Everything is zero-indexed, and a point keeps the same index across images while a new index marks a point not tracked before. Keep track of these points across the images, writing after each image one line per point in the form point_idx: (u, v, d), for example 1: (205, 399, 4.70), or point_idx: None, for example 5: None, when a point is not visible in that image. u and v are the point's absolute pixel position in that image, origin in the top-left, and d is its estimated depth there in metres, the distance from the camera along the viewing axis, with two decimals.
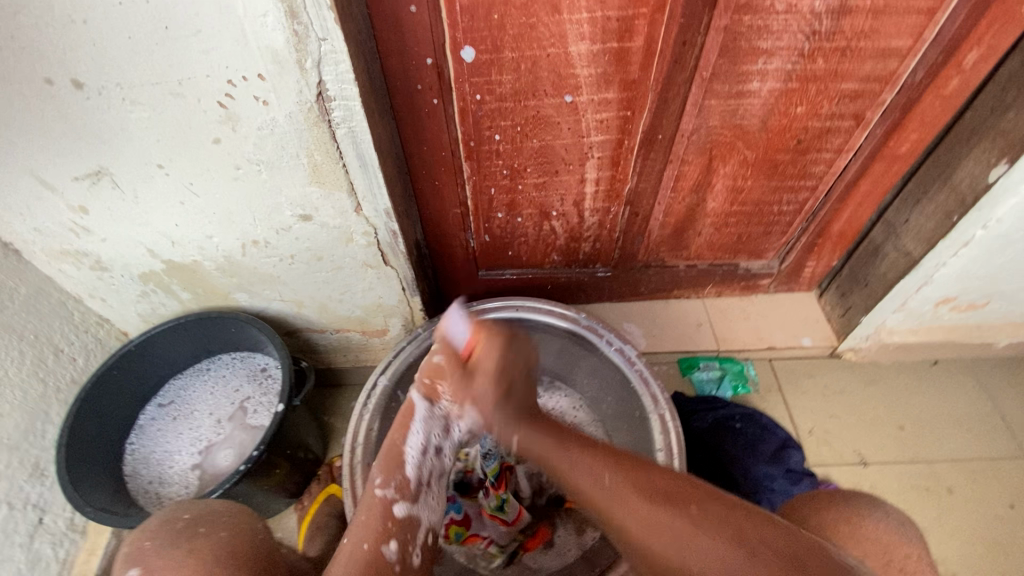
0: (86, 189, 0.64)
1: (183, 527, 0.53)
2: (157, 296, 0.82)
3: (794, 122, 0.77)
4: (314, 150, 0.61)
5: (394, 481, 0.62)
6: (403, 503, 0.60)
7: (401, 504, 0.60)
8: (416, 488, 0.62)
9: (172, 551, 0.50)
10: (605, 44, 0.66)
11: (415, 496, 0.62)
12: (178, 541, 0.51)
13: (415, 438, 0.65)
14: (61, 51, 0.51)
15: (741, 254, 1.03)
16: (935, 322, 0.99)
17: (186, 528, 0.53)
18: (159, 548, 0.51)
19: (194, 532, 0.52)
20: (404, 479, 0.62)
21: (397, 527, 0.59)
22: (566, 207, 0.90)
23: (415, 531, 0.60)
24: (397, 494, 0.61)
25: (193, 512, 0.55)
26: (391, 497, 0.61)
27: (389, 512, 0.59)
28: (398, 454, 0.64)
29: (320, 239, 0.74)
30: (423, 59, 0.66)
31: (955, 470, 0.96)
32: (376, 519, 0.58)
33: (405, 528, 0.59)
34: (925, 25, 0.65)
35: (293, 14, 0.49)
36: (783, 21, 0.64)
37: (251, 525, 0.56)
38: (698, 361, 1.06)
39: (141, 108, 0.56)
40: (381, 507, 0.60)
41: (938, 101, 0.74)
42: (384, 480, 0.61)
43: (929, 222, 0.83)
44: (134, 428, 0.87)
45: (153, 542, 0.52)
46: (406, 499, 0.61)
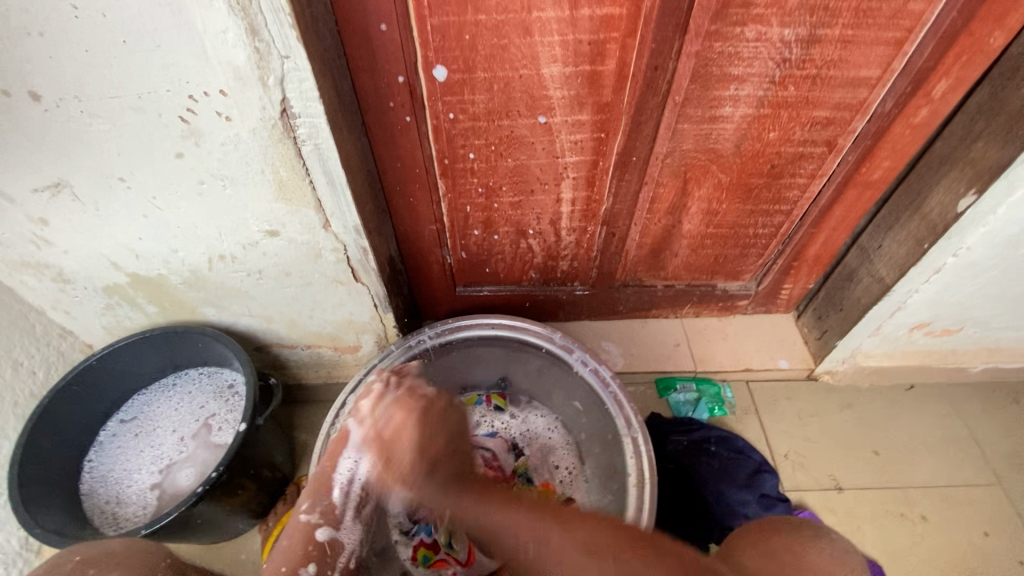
0: (46, 201, 0.63)
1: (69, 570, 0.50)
2: (122, 309, 0.80)
3: (767, 147, 0.77)
4: (280, 166, 0.61)
5: (319, 505, 0.61)
6: (325, 527, 0.60)
7: (324, 528, 0.59)
8: (342, 513, 0.61)
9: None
10: (577, 67, 0.66)
11: (338, 521, 0.60)
12: None
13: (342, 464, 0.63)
14: (16, 63, 0.49)
15: (718, 275, 1.03)
16: (910, 346, 0.99)
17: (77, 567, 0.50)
18: None
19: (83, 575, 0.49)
20: (328, 504, 0.61)
21: (318, 551, 0.58)
22: (542, 226, 0.89)
23: (336, 556, 0.59)
24: (320, 518, 0.60)
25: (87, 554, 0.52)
26: (315, 521, 0.60)
27: (309, 536, 0.59)
28: (327, 480, 0.63)
29: (288, 256, 0.73)
30: (395, 77, 0.66)
31: (931, 496, 0.95)
32: (298, 542, 0.58)
33: (326, 552, 0.59)
34: (893, 55, 0.66)
35: (254, 31, 0.49)
36: (753, 49, 0.64)
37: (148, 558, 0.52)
38: (675, 383, 1.05)
39: (101, 121, 0.55)
40: (304, 529, 0.59)
41: (909, 130, 0.75)
42: (310, 503, 0.61)
43: (901, 248, 0.83)
44: (93, 445, 0.84)
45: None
46: (330, 524, 0.60)
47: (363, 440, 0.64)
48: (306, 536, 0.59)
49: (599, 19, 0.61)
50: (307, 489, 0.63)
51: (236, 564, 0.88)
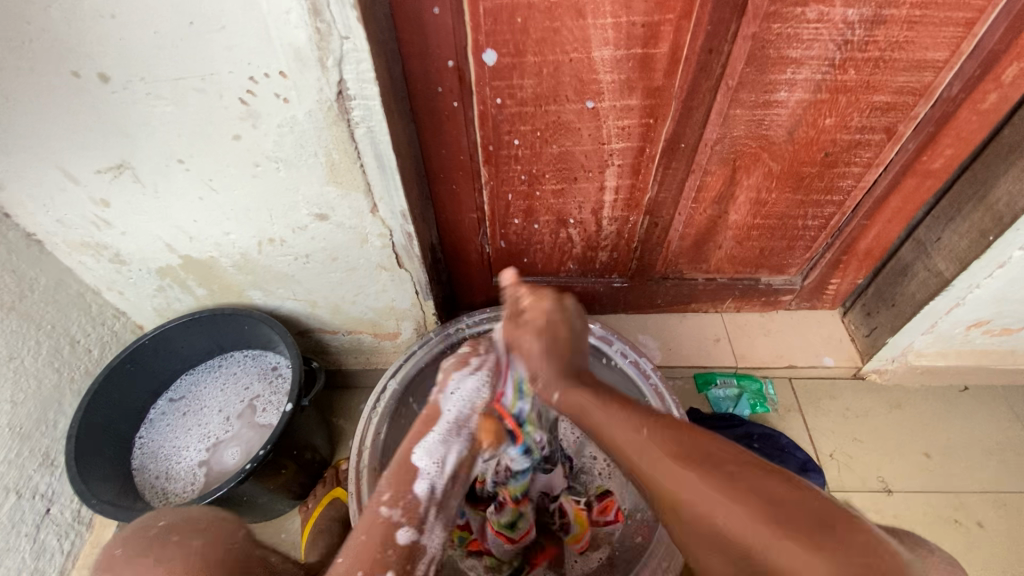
0: (107, 182, 0.65)
1: (155, 533, 0.49)
2: (173, 291, 0.83)
3: (822, 134, 0.75)
4: (333, 149, 0.61)
5: (401, 502, 0.56)
6: (408, 529, 0.54)
7: (406, 530, 0.54)
8: (425, 512, 0.57)
9: (139, 559, 0.47)
10: (629, 50, 0.65)
11: (421, 523, 0.55)
12: (149, 549, 0.48)
13: (427, 445, 0.61)
14: (88, 45, 0.51)
15: (762, 268, 1.01)
16: (966, 346, 0.95)
17: (158, 534, 0.49)
18: (128, 556, 0.48)
19: (166, 539, 0.49)
20: (413, 500, 0.57)
21: (400, 558, 0.52)
22: (584, 215, 0.88)
23: (416, 562, 0.53)
24: (403, 518, 0.55)
25: (170, 518, 0.51)
26: (396, 520, 0.55)
27: (388, 538, 0.53)
28: (408, 469, 0.59)
29: (335, 240, 0.74)
30: (445, 61, 0.66)
31: (985, 501, 0.91)
32: (374, 542, 0.53)
33: (407, 558, 0.53)
34: (963, 36, 0.63)
35: (316, 12, 0.49)
36: (814, 30, 0.62)
37: (230, 528, 0.51)
38: (715, 378, 1.04)
39: (164, 103, 0.56)
40: (382, 530, 0.54)
41: (975, 116, 0.71)
42: (392, 497, 0.56)
43: (962, 241, 0.80)
44: (144, 422, 0.86)
45: (125, 548, 0.49)
46: (412, 525, 0.55)
47: (454, 422, 0.63)
48: (383, 540, 0.53)
49: (654, 0, 0.60)
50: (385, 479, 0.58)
51: (276, 544, 0.89)
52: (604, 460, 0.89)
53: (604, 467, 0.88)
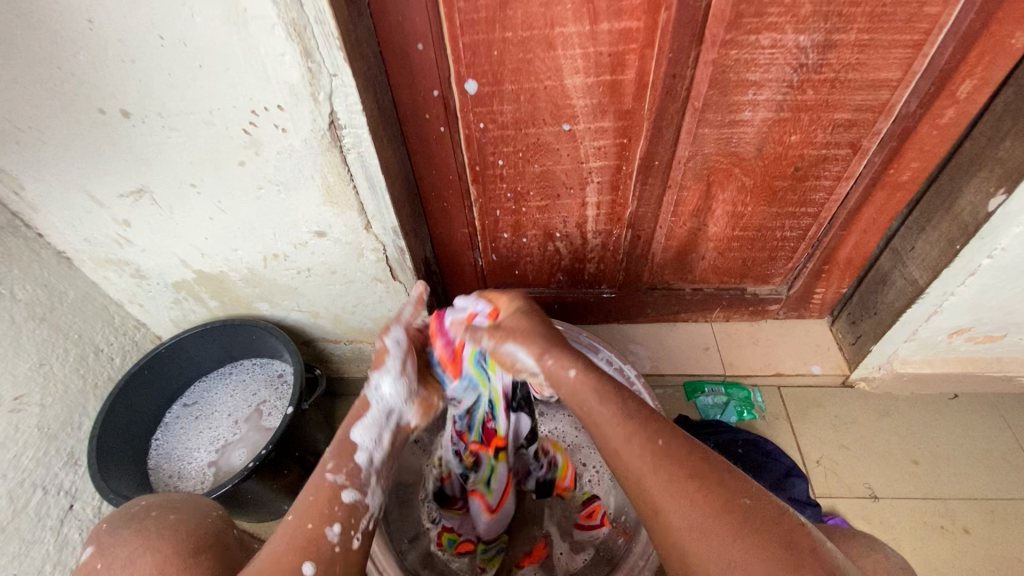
0: (129, 205, 0.72)
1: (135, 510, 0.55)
2: (188, 303, 0.90)
3: (789, 150, 0.79)
4: (327, 172, 0.68)
5: (345, 467, 0.58)
6: (352, 490, 0.57)
7: (350, 492, 0.57)
8: (367, 477, 0.59)
9: (122, 531, 0.53)
10: (598, 77, 0.70)
11: (363, 485, 0.58)
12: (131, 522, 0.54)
13: (364, 424, 0.62)
14: (113, 86, 0.58)
15: (747, 278, 1.04)
16: (951, 353, 0.97)
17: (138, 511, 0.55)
18: (112, 530, 0.53)
19: (147, 515, 0.54)
20: (355, 467, 0.59)
21: (344, 512, 0.55)
22: (569, 228, 0.93)
23: (360, 516, 0.55)
24: (346, 480, 0.57)
25: (151, 499, 0.57)
26: (340, 482, 0.57)
27: (336, 496, 0.56)
28: (347, 443, 0.60)
29: (334, 254, 0.80)
30: (430, 91, 0.72)
31: (973, 508, 0.92)
32: (325, 500, 0.55)
33: (352, 514, 0.55)
34: (913, 56, 0.67)
35: (307, 53, 0.55)
36: (769, 55, 0.67)
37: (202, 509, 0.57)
38: (703, 386, 1.07)
39: (177, 134, 0.63)
40: (329, 491, 0.56)
41: (936, 130, 0.75)
42: (336, 464, 0.58)
43: (933, 250, 0.82)
44: (159, 425, 0.93)
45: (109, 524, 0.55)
46: (355, 486, 0.57)
47: (387, 402, 0.64)
48: (330, 496, 0.55)
49: (617, 32, 0.65)
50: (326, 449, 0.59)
51: None
52: (594, 467, 0.88)
53: (594, 473, 0.87)
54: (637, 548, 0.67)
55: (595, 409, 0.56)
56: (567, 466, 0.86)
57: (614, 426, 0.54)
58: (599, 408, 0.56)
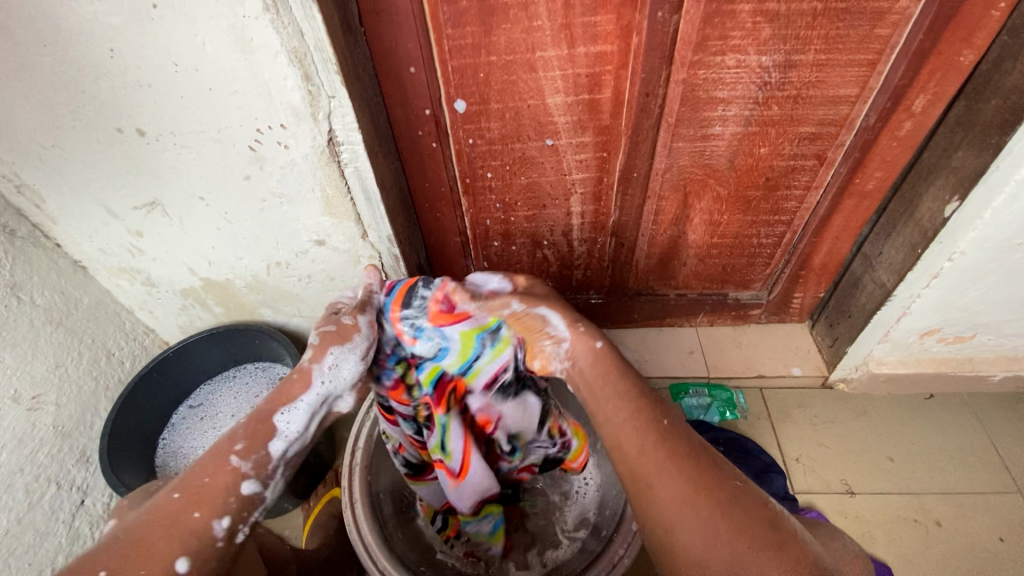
0: (142, 216, 0.78)
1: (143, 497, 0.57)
2: (195, 309, 0.95)
3: (760, 161, 0.84)
4: (326, 185, 0.73)
5: (255, 455, 0.54)
6: (252, 482, 0.54)
7: (250, 483, 0.53)
8: (274, 468, 0.56)
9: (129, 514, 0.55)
10: (577, 96, 0.76)
11: (268, 479, 0.55)
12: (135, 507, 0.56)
13: (295, 408, 0.58)
14: (130, 108, 0.64)
15: (728, 284, 1.09)
16: (923, 354, 1.01)
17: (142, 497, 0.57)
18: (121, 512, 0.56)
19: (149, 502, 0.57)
20: (265, 456, 0.55)
21: (237, 505, 0.52)
22: (556, 237, 0.98)
23: (252, 510, 0.53)
24: (251, 471, 0.54)
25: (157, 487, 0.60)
26: (244, 471, 0.54)
27: (234, 488, 0.53)
28: (267, 426, 0.57)
29: (332, 262, 0.85)
30: (422, 110, 0.78)
31: (947, 503, 0.95)
32: (219, 491, 0.52)
33: (246, 507, 0.53)
34: (868, 75, 0.72)
35: (308, 77, 0.61)
36: (734, 74, 0.72)
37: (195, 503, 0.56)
38: (687, 388, 1.11)
39: (188, 151, 0.69)
40: (229, 478, 0.53)
41: (895, 142, 0.80)
42: (244, 448, 0.54)
43: (898, 254, 0.87)
44: (166, 426, 0.97)
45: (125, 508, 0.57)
46: (258, 478, 0.54)
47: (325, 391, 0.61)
48: (227, 486, 0.52)
49: (593, 55, 0.71)
50: (237, 428, 0.56)
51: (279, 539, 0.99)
52: (583, 478, 0.86)
53: (582, 484, 0.86)
54: (618, 538, 0.71)
55: (598, 389, 0.58)
56: (579, 453, 0.81)
57: (613, 404, 0.56)
58: (602, 389, 0.58)
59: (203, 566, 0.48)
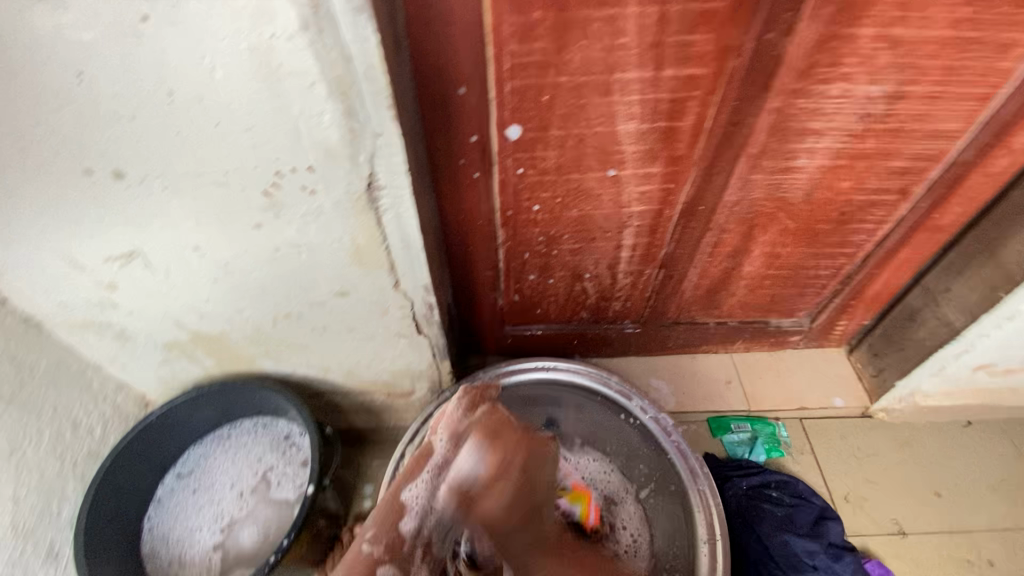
0: (117, 268, 0.62)
1: None
2: (179, 362, 0.80)
3: (838, 195, 0.75)
4: (357, 233, 0.59)
5: (385, 539, 0.52)
6: (389, 573, 0.50)
7: (385, 573, 0.50)
8: (411, 551, 0.53)
9: None
10: (654, 124, 0.64)
11: (405, 565, 0.51)
12: None
13: (419, 485, 0.55)
14: (105, 145, 0.48)
15: (772, 312, 1.02)
16: (970, 385, 0.98)
17: None
18: None
19: None
20: (397, 538, 0.53)
21: None
22: (599, 270, 0.88)
23: None
24: (385, 556, 0.51)
25: None
26: (379, 558, 0.51)
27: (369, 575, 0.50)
28: (397, 505, 0.55)
29: (354, 313, 0.71)
30: (467, 136, 0.64)
31: (995, 540, 0.93)
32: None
33: None
34: (980, 107, 0.64)
35: (350, 113, 0.47)
36: (836, 104, 0.63)
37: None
38: (729, 423, 1.03)
39: (182, 196, 0.54)
40: (364, 568, 0.50)
41: (986, 178, 0.73)
42: (374, 536, 0.53)
43: (972, 293, 0.81)
44: (151, 502, 0.82)
45: None
46: (395, 565, 0.51)
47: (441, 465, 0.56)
48: None
49: (681, 79, 0.59)
50: (373, 517, 0.54)
51: None
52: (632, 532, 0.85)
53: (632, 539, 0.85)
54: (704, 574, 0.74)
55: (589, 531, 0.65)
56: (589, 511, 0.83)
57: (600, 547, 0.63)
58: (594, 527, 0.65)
59: None
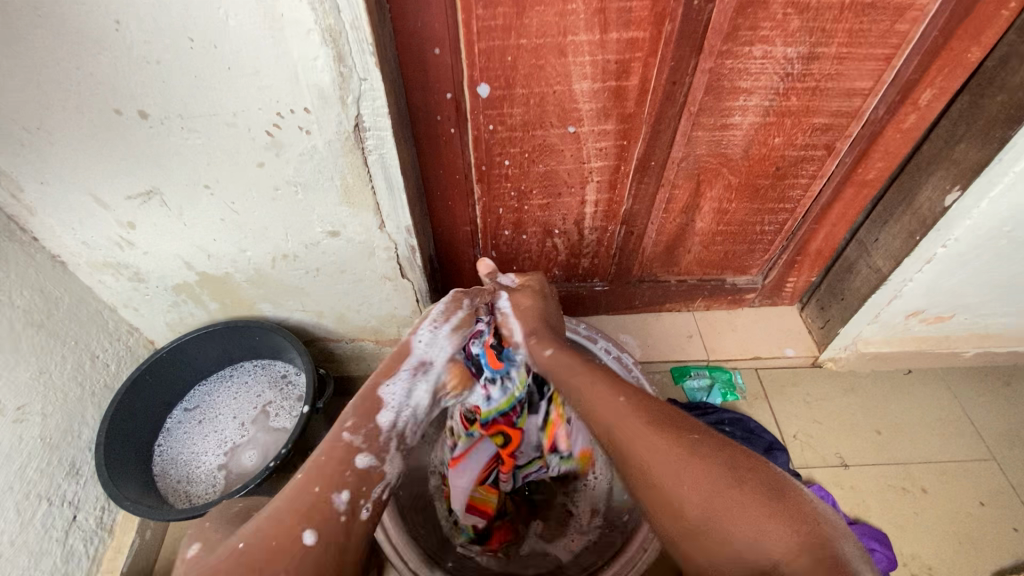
0: (136, 206, 0.71)
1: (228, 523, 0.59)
2: (187, 306, 0.88)
3: (773, 151, 0.86)
4: (347, 173, 0.69)
5: (363, 429, 0.64)
6: (366, 455, 0.62)
7: (365, 455, 0.62)
8: (385, 442, 0.65)
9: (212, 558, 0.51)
10: (604, 83, 0.74)
11: (381, 450, 0.64)
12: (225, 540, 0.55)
13: (393, 385, 0.69)
14: (134, 88, 0.58)
15: (728, 270, 1.12)
16: (906, 333, 1.07)
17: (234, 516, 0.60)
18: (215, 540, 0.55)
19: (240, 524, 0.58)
20: (373, 429, 0.65)
21: (354, 475, 0.59)
22: (567, 225, 0.98)
23: (371, 485, 0.60)
24: (363, 443, 0.62)
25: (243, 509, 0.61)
26: (358, 443, 0.62)
27: (350, 461, 0.60)
28: (375, 400, 0.67)
29: (344, 254, 0.81)
30: (443, 94, 0.74)
31: (928, 470, 1.03)
32: (335, 467, 0.59)
33: (363, 480, 0.60)
34: (884, 68, 0.74)
35: (340, 58, 0.57)
36: (760, 65, 0.73)
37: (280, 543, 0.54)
38: (690, 370, 1.13)
39: (197, 136, 0.63)
40: (343, 451, 0.61)
41: (899, 134, 0.83)
42: (353, 425, 0.64)
43: (895, 241, 0.91)
44: (162, 431, 0.91)
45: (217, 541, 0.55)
46: (372, 452, 0.63)
47: (420, 361, 0.72)
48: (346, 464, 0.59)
49: (625, 41, 0.69)
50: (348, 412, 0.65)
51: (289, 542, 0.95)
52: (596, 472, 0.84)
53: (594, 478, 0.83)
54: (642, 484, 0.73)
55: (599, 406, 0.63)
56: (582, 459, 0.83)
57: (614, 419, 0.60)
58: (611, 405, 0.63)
59: (329, 533, 0.53)
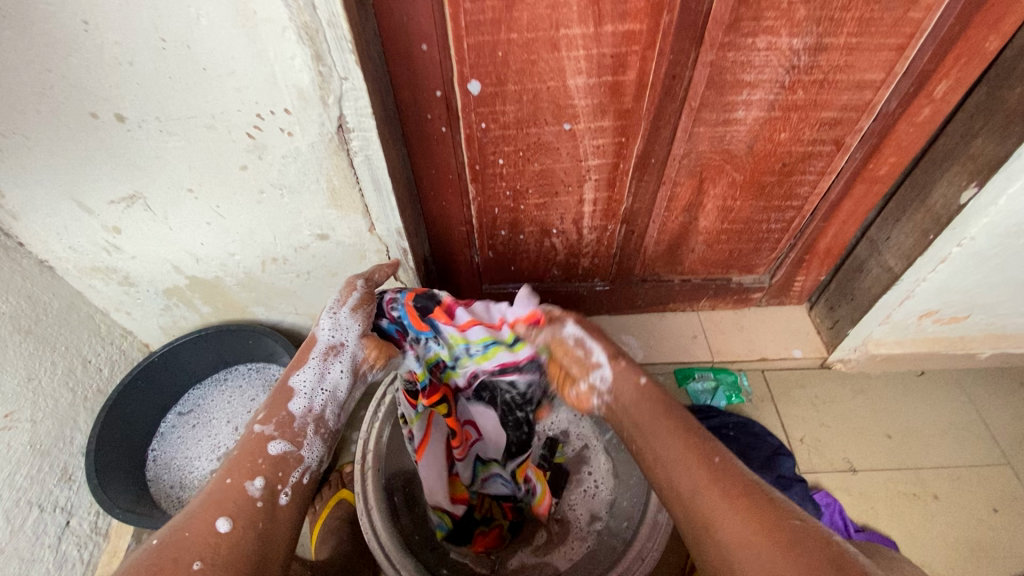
0: (120, 211, 0.70)
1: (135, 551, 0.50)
2: (179, 309, 0.87)
3: (778, 147, 0.82)
4: (333, 175, 0.67)
5: (275, 417, 0.57)
6: (279, 441, 0.55)
7: (277, 442, 0.55)
8: (302, 425, 0.58)
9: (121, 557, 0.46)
10: (600, 78, 0.71)
11: (296, 435, 0.56)
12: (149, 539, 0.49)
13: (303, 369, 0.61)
14: (109, 91, 0.56)
15: (733, 269, 1.08)
16: (920, 334, 1.03)
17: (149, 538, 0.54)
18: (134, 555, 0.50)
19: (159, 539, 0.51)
20: (287, 417, 0.57)
21: (268, 465, 0.53)
22: (566, 224, 0.95)
23: (288, 470, 0.53)
24: (276, 431, 0.56)
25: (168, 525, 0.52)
26: (271, 434, 0.56)
27: (262, 449, 0.54)
28: (286, 391, 0.60)
29: (335, 257, 0.79)
30: (433, 91, 0.72)
31: (940, 476, 0.99)
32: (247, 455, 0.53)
33: (278, 466, 0.53)
34: (896, 59, 0.70)
35: (318, 57, 0.54)
36: (763, 57, 0.69)
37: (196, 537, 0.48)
38: (693, 372, 1.11)
39: (176, 139, 0.61)
40: (257, 442, 0.55)
41: (912, 128, 0.79)
42: (264, 416, 0.57)
43: (908, 239, 0.87)
44: (156, 435, 0.91)
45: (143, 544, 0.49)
46: (285, 438, 0.56)
47: (329, 343, 0.62)
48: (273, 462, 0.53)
49: (621, 34, 0.66)
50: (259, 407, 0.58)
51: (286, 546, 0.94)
52: (594, 479, 0.84)
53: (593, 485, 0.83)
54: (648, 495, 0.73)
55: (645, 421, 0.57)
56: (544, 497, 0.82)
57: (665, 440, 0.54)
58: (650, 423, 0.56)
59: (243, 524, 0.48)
